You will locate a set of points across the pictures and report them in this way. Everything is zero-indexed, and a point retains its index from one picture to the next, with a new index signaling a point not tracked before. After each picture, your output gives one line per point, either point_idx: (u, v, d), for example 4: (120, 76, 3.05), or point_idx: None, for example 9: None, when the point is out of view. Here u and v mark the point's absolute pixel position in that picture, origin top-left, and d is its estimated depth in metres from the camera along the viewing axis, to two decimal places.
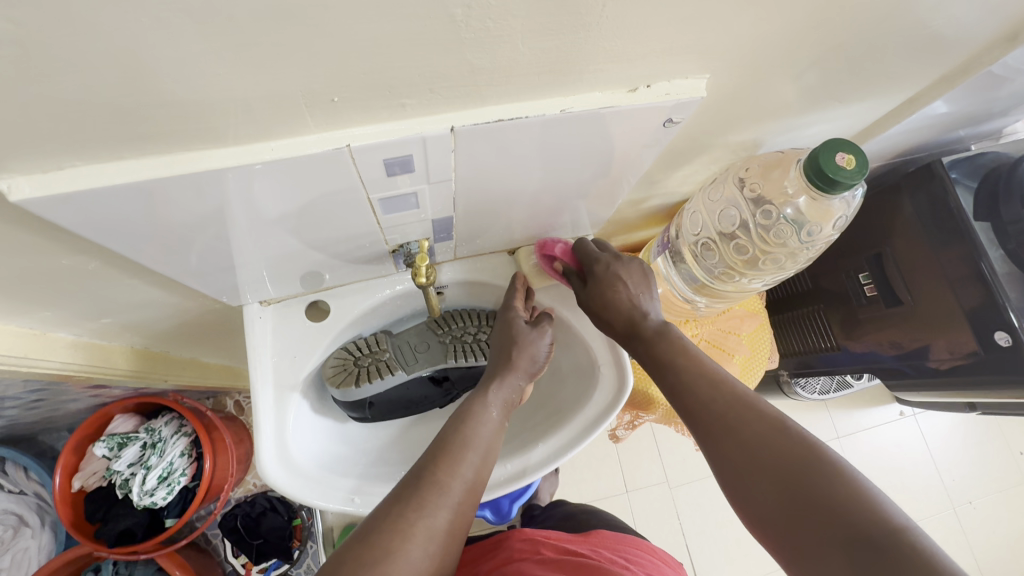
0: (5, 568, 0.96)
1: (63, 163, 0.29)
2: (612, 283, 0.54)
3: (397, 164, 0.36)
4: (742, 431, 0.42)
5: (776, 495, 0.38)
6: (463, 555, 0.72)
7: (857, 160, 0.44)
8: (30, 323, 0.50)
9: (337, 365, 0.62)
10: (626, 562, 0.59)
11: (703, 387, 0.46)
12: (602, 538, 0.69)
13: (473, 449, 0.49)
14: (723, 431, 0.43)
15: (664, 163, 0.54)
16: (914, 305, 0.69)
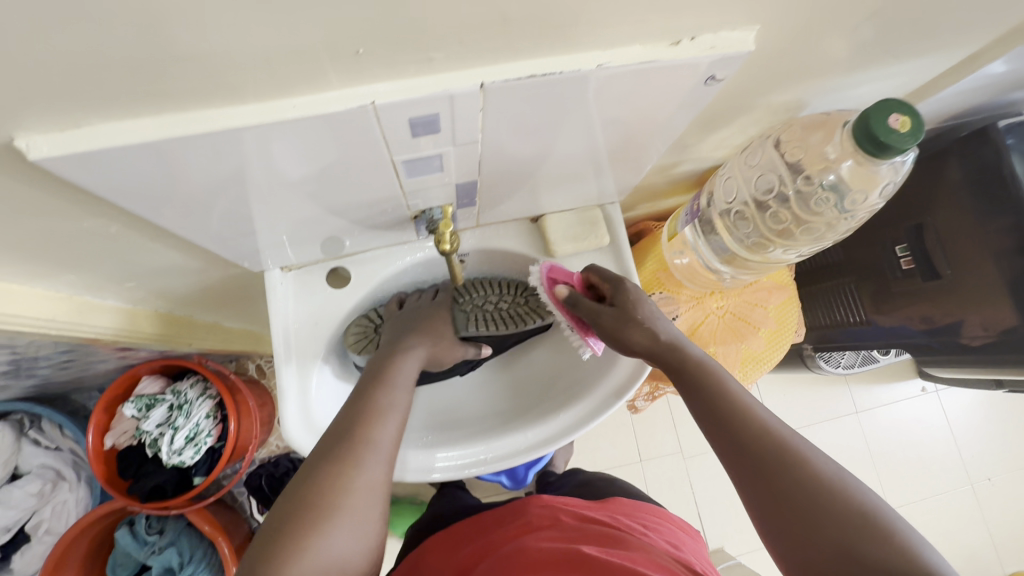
0: (46, 518, 1.01)
1: (80, 122, 0.28)
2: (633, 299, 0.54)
3: (423, 124, 0.34)
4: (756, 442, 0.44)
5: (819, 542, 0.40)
6: (476, 519, 0.71)
7: (912, 123, 0.41)
8: (57, 287, 0.50)
9: (359, 334, 0.62)
10: (644, 529, 0.61)
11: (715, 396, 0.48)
12: (617, 503, 0.70)
13: (376, 450, 0.49)
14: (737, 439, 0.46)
15: (699, 125, 0.51)
16: (955, 279, 0.67)
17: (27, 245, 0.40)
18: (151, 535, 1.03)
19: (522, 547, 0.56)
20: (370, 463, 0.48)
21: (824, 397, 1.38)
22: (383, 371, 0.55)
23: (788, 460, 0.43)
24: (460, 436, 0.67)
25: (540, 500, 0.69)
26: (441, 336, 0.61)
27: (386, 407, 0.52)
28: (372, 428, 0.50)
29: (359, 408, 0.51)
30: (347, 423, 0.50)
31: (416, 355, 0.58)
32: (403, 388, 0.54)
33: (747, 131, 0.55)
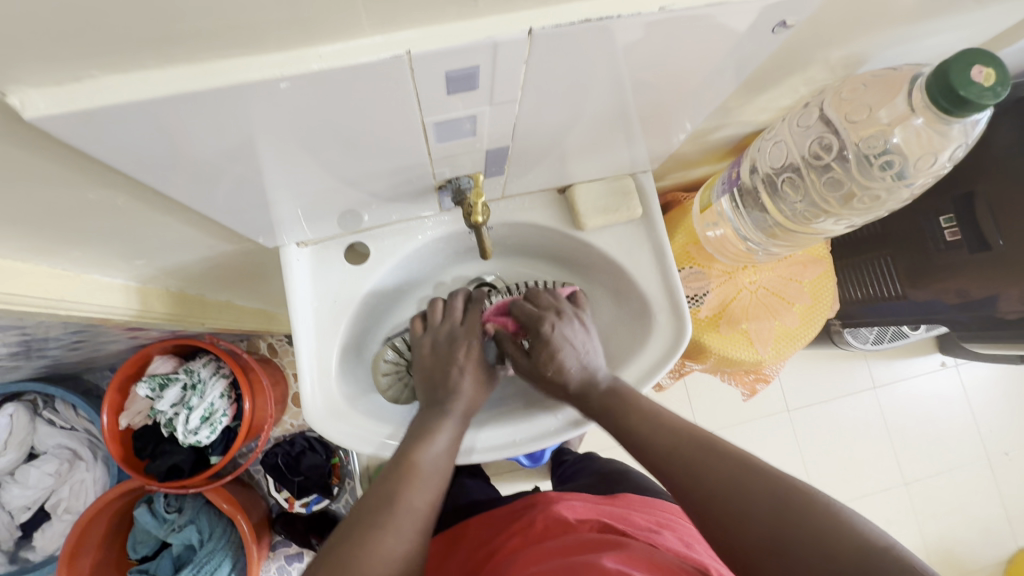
0: (65, 497, 1.01)
1: (80, 74, 0.25)
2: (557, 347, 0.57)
3: (461, 78, 0.31)
4: (708, 476, 0.44)
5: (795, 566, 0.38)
6: (483, 523, 0.69)
7: (996, 75, 0.36)
8: (63, 264, 0.47)
9: (390, 374, 0.62)
10: (655, 528, 0.58)
11: (664, 440, 0.48)
12: (630, 503, 0.68)
13: (421, 478, 0.50)
14: (689, 476, 0.45)
15: (748, 85, 0.47)
16: (1007, 250, 0.63)
17: (28, 218, 0.37)
18: (170, 513, 1.03)
19: (517, 561, 0.52)
20: (406, 527, 0.47)
21: (842, 372, 1.36)
22: (425, 433, 0.54)
23: (710, 462, 0.45)
24: (486, 418, 0.66)
25: (549, 498, 0.66)
26: (478, 393, 0.59)
27: (426, 471, 0.51)
28: (415, 496, 0.49)
29: (400, 468, 0.51)
30: (387, 486, 0.49)
31: (455, 418, 0.57)
32: (444, 453, 0.54)
33: (795, 91, 0.51)
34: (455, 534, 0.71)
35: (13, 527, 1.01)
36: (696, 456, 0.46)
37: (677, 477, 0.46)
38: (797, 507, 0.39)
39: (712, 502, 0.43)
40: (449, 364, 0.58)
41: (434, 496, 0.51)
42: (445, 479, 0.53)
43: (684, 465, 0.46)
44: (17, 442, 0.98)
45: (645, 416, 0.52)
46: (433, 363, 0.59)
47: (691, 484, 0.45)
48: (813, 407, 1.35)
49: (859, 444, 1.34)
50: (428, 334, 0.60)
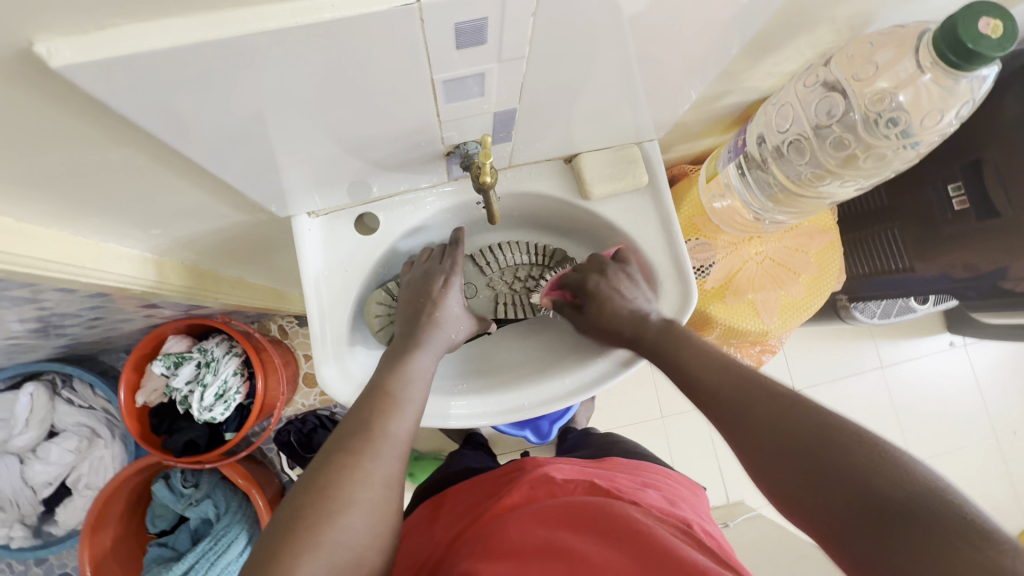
0: (85, 473, 1.03)
1: (104, 22, 0.26)
2: (608, 299, 0.59)
3: (470, 31, 0.31)
4: (752, 412, 0.43)
5: (840, 498, 0.36)
6: (470, 490, 0.69)
7: (1005, 28, 0.36)
8: (82, 231, 0.48)
9: (383, 317, 0.64)
10: (639, 487, 0.61)
11: (709, 375, 0.48)
12: (617, 466, 0.70)
13: (403, 410, 0.52)
14: (732, 411, 0.45)
15: (753, 49, 0.48)
16: (1016, 218, 0.63)
17: (52, 179, 0.38)
18: (187, 488, 1.05)
19: (500, 524, 0.53)
20: (384, 451, 0.48)
21: (849, 352, 1.36)
22: (400, 363, 0.55)
23: (758, 402, 0.43)
24: (493, 383, 0.67)
25: (537, 463, 0.67)
26: (450, 327, 0.61)
27: (402, 402, 0.52)
28: (391, 423, 0.50)
29: (379, 399, 0.51)
30: (364, 413, 0.50)
31: (426, 349, 0.57)
32: (421, 381, 0.55)
33: (802, 54, 0.51)
34: (437, 501, 0.72)
35: (36, 503, 1.02)
36: (744, 396, 0.44)
37: (728, 418, 0.45)
38: (842, 447, 0.37)
39: (762, 443, 0.41)
40: (424, 296, 0.61)
41: (408, 426, 0.51)
42: (420, 408, 0.54)
43: (734, 406, 0.45)
44: (38, 421, 0.99)
45: (696, 355, 0.51)
46: (412, 292, 0.61)
47: (739, 426, 0.44)
48: (820, 387, 1.35)
49: (867, 424, 1.34)
50: (412, 272, 0.63)
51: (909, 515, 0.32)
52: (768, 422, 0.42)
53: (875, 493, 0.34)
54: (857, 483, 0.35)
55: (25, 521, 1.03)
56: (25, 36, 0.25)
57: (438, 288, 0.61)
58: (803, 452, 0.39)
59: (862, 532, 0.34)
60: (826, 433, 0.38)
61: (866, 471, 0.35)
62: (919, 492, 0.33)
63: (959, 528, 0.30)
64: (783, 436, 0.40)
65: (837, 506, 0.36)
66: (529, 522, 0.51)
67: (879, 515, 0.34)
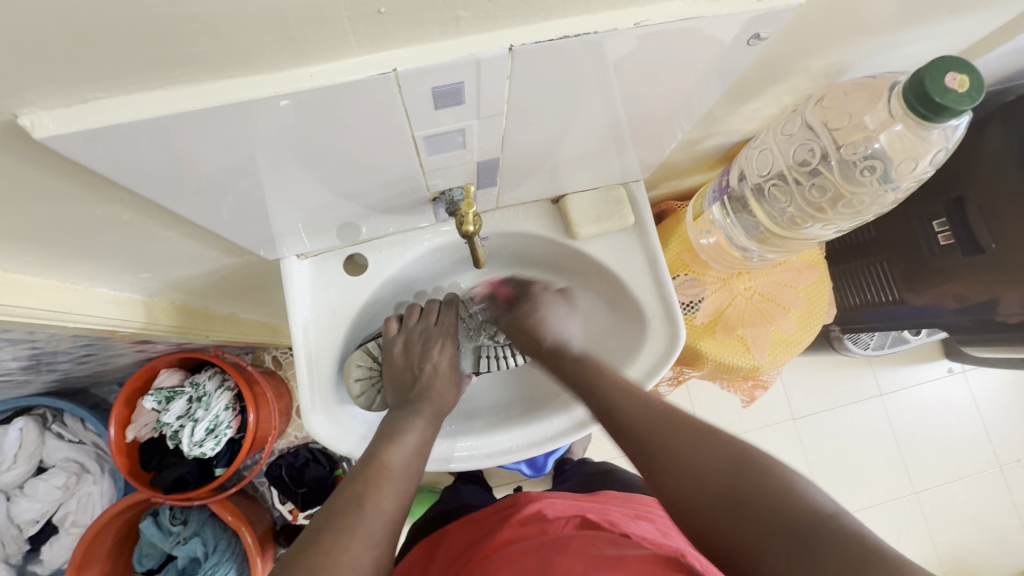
0: (73, 511, 1.01)
1: (87, 96, 0.27)
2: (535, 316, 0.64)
3: (446, 93, 0.32)
4: (671, 443, 0.46)
5: (749, 520, 0.38)
6: (459, 533, 0.67)
7: (971, 82, 0.38)
8: (71, 278, 0.49)
9: (363, 380, 0.62)
10: (631, 519, 0.59)
11: (637, 407, 0.51)
12: (609, 500, 0.68)
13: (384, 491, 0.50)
14: (653, 442, 0.47)
15: (732, 97, 0.49)
16: (1001, 255, 0.63)
17: (39, 232, 0.39)
18: (175, 526, 1.03)
19: (491, 565, 0.51)
20: (373, 527, 0.47)
21: (847, 380, 1.35)
22: (390, 438, 0.55)
23: (677, 436, 0.46)
24: (481, 426, 0.66)
25: (529, 498, 0.65)
26: (446, 392, 0.63)
27: (397, 474, 0.52)
28: (386, 498, 0.49)
29: (372, 472, 0.51)
30: (355, 488, 0.49)
31: (425, 415, 0.59)
32: (409, 459, 0.54)
33: (780, 100, 0.52)
34: (432, 540, 0.69)
35: (22, 541, 1.00)
36: (662, 431, 0.47)
37: (648, 448, 0.47)
38: (753, 476, 0.40)
39: (678, 471, 0.43)
40: (422, 361, 0.62)
41: (404, 499, 0.51)
42: (415, 481, 0.53)
43: (652, 444, 0.47)
44: (26, 456, 0.98)
45: (620, 391, 0.54)
46: (407, 357, 0.62)
47: (657, 462, 0.46)
48: (819, 415, 1.33)
49: (867, 453, 1.33)
50: (402, 334, 0.64)
51: (809, 536, 0.35)
52: (688, 457, 0.44)
53: (785, 519, 0.36)
54: (765, 507, 0.38)
55: (9, 561, 1.00)
56: (10, 111, 0.26)
57: (433, 352, 0.63)
58: (714, 483, 0.41)
59: (775, 557, 0.36)
60: (739, 464, 0.41)
61: (773, 498, 0.38)
62: (820, 520, 0.35)
63: (857, 549, 0.32)
64: (699, 466, 0.43)
65: (748, 534, 0.38)
66: (519, 561, 0.49)
67: (784, 536, 0.36)
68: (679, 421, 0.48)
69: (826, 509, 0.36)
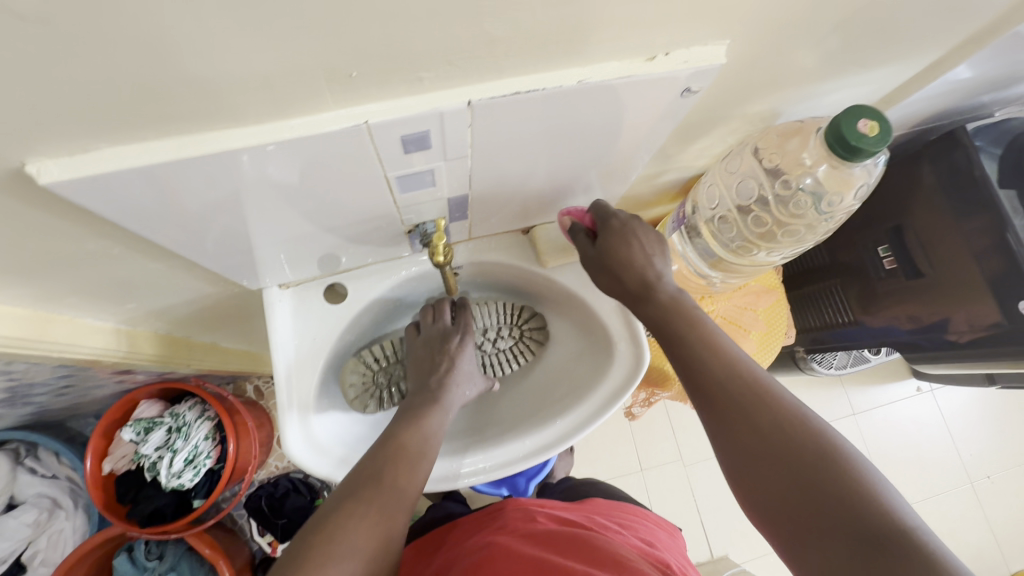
0: (42, 549, 0.99)
1: (88, 146, 0.30)
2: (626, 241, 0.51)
3: (413, 140, 0.36)
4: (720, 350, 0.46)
5: (794, 440, 0.40)
6: (450, 534, 0.68)
7: (880, 127, 0.43)
8: (58, 309, 0.51)
9: (358, 385, 0.65)
10: (617, 529, 0.60)
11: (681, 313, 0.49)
12: (596, 508, 0.69)
13: (386, 487, 0.51)
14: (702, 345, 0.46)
15: (680, 137, 0.54)
16: (937, 277, 0.69)
17: (33, 265, 0.41)
18: (150, 561, 1.01)
19: (488, 551, 0.53)
20: (388, 504, 0.50)
21: (820, 400, 1.39)
22: (411, 421, 0.57)
23: (760, 406, 0.42)
24: (459, 446, 0.68)
25: (518, 503, 0.67)
26: (463, 387, 0.64)
27: (415, 456, 0.55)
28: (402, 475, 0.53)
29: (391, 453, 0.54)
30: (355, 483, 0.51)
31: (444, 405, 0.60)
32: (422, 444, 0.56)
33: (725, 140, 0.57)
34: (419, 548, 0.69)
35: None
36: (744, 394, 0.43)
37: (696, 349, 0.46)
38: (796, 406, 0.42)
39: (731, 378, 0.44)
40: (439, 354, 0.63)
41: (416, 483, 0.53)
42: (432, 463, 0.57)
43: (701, 346, 0.46)
44: None
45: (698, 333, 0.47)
46: (426, 351, 0.63)
47: (734, 429, 0.43)
48: None
49: None
50: (422, 335, 0.65)
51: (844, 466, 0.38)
52: (771, 435, 0.41)
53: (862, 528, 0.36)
54: (807, 434, 0.40)
55: None
56: (18, 160, 0.29)
57: (452, 348, 0.63)
58: (797, 467, 0.39)
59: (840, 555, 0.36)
60: (824, 456, 0.39)
61: (852, 503, 0.37)
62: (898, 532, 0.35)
63: (937, 574, 0.32)
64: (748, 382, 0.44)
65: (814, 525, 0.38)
66: (516, 551, 0.51)
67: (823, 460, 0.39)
68: (768, 387, 0.44)
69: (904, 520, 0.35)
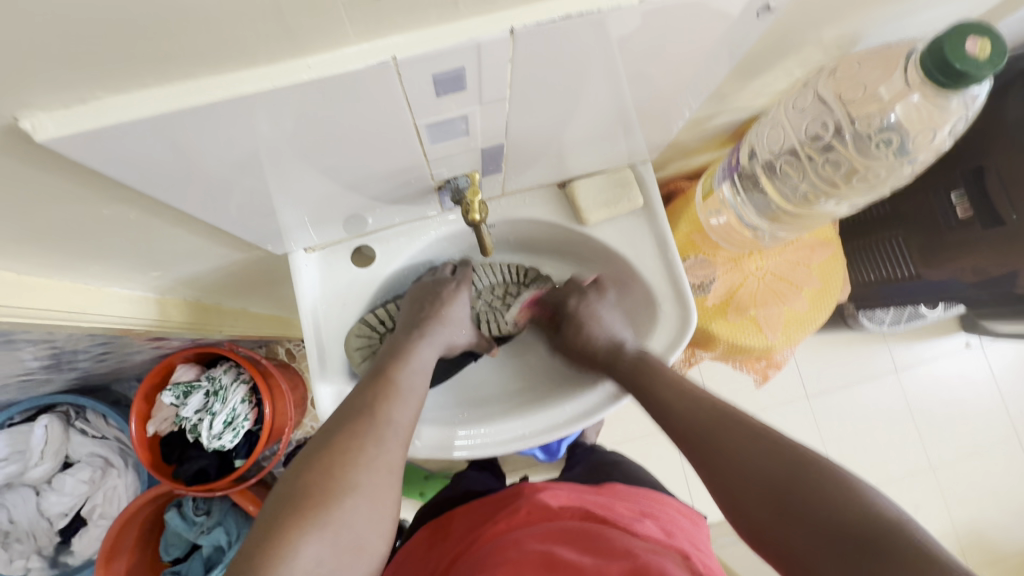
0: (99, 503, 1.03)
1: (85, 96, 0.27)
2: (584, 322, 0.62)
3: (447, 80, 0.32)
4: (691, 393, 0.52)
5: (763, 455, 0.44)
6: (464, 514, 0.63)
7: (992, 47, 0.36)
8: (83, 278, 0.50)
9: (364, 349, 0.60)
10: (636, 517, 0.55)
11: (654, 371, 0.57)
12: (616, 491, 0.63)
13: (401, 400, 0.53)
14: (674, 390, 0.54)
15: (740, 73, 0.47)
16: (1022, 225, 0.61)
17: (50, 232, 0.39)
18: (199, 516, 1.05)
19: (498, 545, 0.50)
20: (388, 436, 0.49)
21: (861, 357, 1.33)
22: (399, 354, 0.56)
23: (733, 430, 0.47)
24: (494, 413, 0.66)
25: (534, 487, 0.60)
26: (454, 330, 0.62)
27: (404, 389, 0.54)
28: (397, 410, 0.52)
29: (381, 384, 0.53)
30: (365, 397, 0.51)
31: (430, 341, 0.59)
32: (421, 372, 0.56)
33: (791, 73, 0.51)
34: (439, 522, 0.65)
35: (52, 533, 1.02)
36: (717, 423, 0.48)
37: (670, 397, 0.53)
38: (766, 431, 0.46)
39: (699, 415, 0.50)
40: (432, 294, 0.61)
41: (413, 405, 0.54)
42: (421, 397, 0.55)
43: (669, 394, 0.54)
44: (52, 453, 0.99)
45: (672, 386, 0.54)
46: (420, 291, 0.61)
47: (714, 457, 0.47)
48: (833, 393, 1.32)
49: (883, 429, 1.32)
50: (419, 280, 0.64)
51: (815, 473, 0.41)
52: (745, 454, 0.45)
53: (844, 523, 0.37)
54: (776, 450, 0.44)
55: (42, 552, 1.03)
56: (10, 114, 0.26)
57: (445, 286, 0.62)
58: (770, 480, 0.42)
59: (832, 557, 0.37)
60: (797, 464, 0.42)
61: (828, 499, 0.38)
62: (876, 521, 0.36)
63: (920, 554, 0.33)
64: (718, 414, 0.49)
65: (803, 533, 0.39)
66: (526, 543, 0.48)
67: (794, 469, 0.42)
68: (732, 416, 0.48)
69: (885, 513, 0.36)
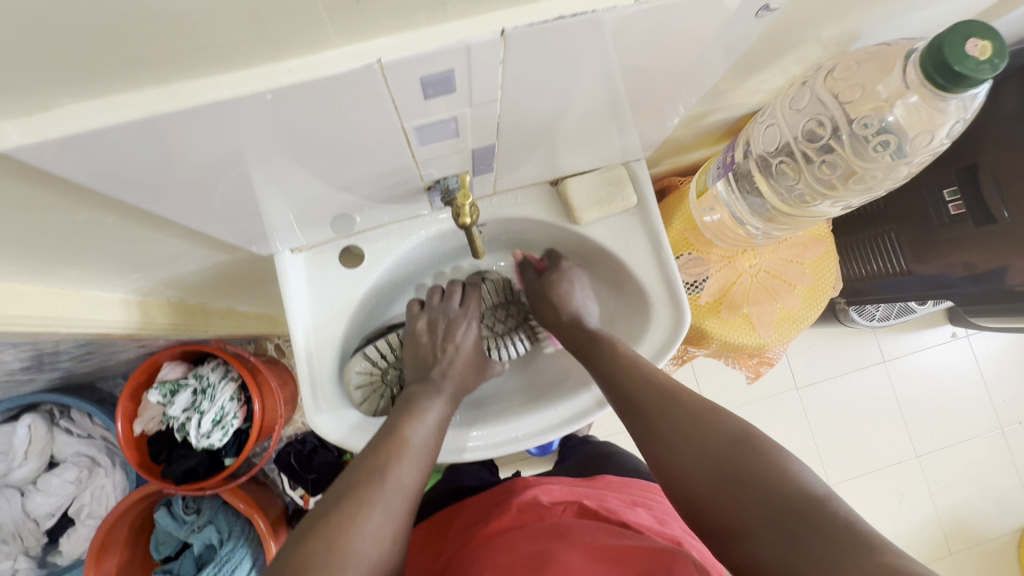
0: (87, 503, 1.01)
1: (50, 103, 0.25)
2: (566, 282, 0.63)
3: (435, 82, 0.31)
4: (641, 368, 0.53)
5: (703, 431, 0.44)
6: (456, 518, 0.62)
7: (993, 48, 0.35)
8: (60, 283, 0.48)
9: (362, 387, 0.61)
10: (627, 507, 0.55)
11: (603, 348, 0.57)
12: (607, 484, 0.63)
13: (409, 455, 0.51)
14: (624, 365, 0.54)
15: (737, 71, 0.47)
16: (1013, 223, 0.61)
17: (22, 238, 0.37)
18: (189, 515, 1.04)
19: (491, 547, 0.48)
20: (392, 502, 0.47)
21: (850, 348, 1.34)
22: (413, 412, 0.55)
23: (678, 411, 0.47)
24: (488, 415, 0.66)
25: (526, 483, 0.61)
26: (466, 374, 0.62)
27: (414, 447, 0.52)
28: (405, 471, 0.50)
29: (391, 443, 0.51)
30: (377, 458, 0.49)
31: (443, 395, 0.59)
32: (432, 430, 0.55)
33: (788, 71, 0.50)
34: (434, 526, 0.64)
35: (39, 534, 1.00)
36: (662, 407, 0.48)
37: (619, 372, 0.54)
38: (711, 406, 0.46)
39: (643, 389, 0.50)
40: (444, 342, 0.62)
41: (422, 467, 0.52)
42: (432, 458, 0.54)
43: (611, 373, 0.54)
44: (37, 453, 0.98)
45: (622, 365, 0.54)
46: (429, 335, 0.62)
47: (657, 439, 0.47)
48: (822, 384, 1.33)
49: (870, 419, 1.33)
50: (424, 314, 0.63)
51: (749, 449, 0.41)
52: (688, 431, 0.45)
53: (776, 503, 0.37)
54: (716, 427, 0.44)
55: (29, 552, 1.01)
56: None
57: (458, 331, 0.63)
58: (710, 456, 0.42)
59: (764, 533, 0.37)
60: (742, 445, 0.42)
61: (768, 480, 0.38)
62: (807, 504, 0.36)
63: (846, 540, 0.33)
64: (663, 390, 0.49)
65: (737, 513, 0.39)
66: (518, 544, 0.47)
67: (733, 448, 0.42)
68: (676, 391, 0.49)
69: (817, 497, 0.36)
